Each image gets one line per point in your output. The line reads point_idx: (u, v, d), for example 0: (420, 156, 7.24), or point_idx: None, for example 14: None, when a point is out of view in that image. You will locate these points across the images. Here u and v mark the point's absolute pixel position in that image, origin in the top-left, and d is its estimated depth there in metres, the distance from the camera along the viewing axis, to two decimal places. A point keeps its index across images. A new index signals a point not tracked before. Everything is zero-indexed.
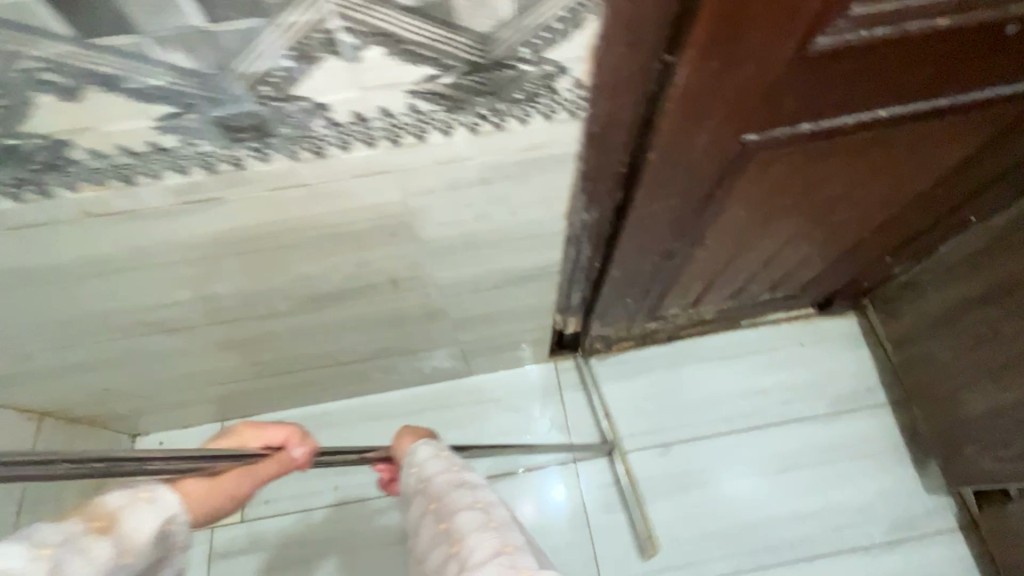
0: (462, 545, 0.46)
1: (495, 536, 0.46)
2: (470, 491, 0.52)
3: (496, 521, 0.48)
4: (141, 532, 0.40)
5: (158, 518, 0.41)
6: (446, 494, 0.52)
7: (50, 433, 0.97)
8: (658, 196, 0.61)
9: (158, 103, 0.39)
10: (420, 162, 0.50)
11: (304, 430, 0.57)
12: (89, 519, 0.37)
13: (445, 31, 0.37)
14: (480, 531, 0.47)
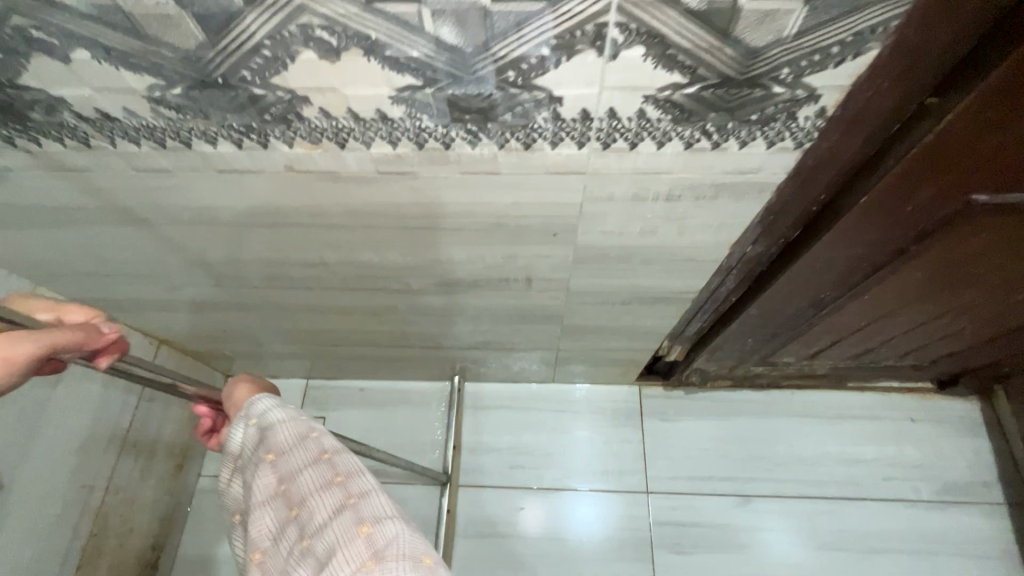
0: (303, 510, 0.41)
1: (336, 494, 0.41)
2: (312, 442, 0.45)
3: (342, 476, 0.42)
4: None
5: None
6: (287, 450, 0.44)
7: (164, 360, 1.03)
8: (844, 243, 0.57)
9: (405, 74, 0.39)
10: (618, 169, 0.48)
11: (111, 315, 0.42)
12: None
13: (716, 41, 0.35)
14: (328, 494, 0.41)
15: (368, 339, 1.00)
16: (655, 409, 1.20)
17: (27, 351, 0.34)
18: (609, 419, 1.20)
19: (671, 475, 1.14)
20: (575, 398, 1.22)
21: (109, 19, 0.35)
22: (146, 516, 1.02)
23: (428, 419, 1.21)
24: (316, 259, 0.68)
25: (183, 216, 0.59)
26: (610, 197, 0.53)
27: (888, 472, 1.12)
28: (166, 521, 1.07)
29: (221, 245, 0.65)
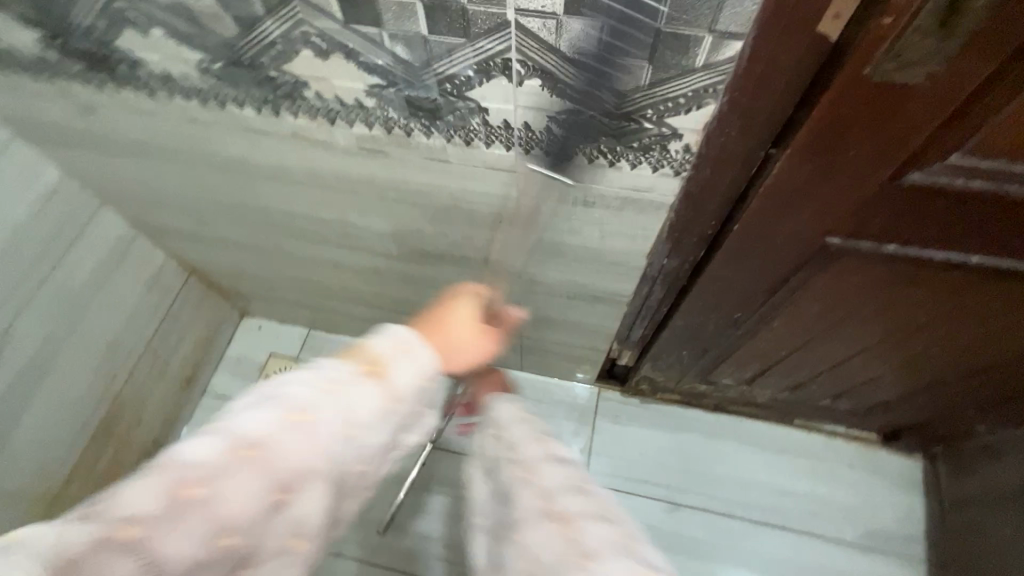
0: (553, 498, 0.48)
1: (584, 499, 0.48)
2: (540, 444, 0.53)
3: (579, 484, 0.50)
4: (403, 378, 0.50)
5: (414, 370, 0.51)
6: (535, 450, 0.53)
7: (191, 286, 1.21)
8: (736, 265, 0.67)
9: (374, 75, 0.53)
10: (539, 172, 0.61)
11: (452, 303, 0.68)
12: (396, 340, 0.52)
13: (591, 82, 0.48)
14: (568, 489, 0.49)
15: (360, 297, 1.15)
16: (610, 411, 1.30)
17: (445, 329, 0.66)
18: (566, 413, 1.30)
19: (612, 472, 1.24)
20: (539, 388, 1.33)
21: (177, 11, 0.51)
22: (153, 414, 1.20)
23: None
24: (317, 215, 0.83)
25: (218, 162, 0.75)
26: (539, 195, 0.65)
27: (816, 509, 1.18)
28: (168, 423, 1.25)
29: (245, 192, 0.82)
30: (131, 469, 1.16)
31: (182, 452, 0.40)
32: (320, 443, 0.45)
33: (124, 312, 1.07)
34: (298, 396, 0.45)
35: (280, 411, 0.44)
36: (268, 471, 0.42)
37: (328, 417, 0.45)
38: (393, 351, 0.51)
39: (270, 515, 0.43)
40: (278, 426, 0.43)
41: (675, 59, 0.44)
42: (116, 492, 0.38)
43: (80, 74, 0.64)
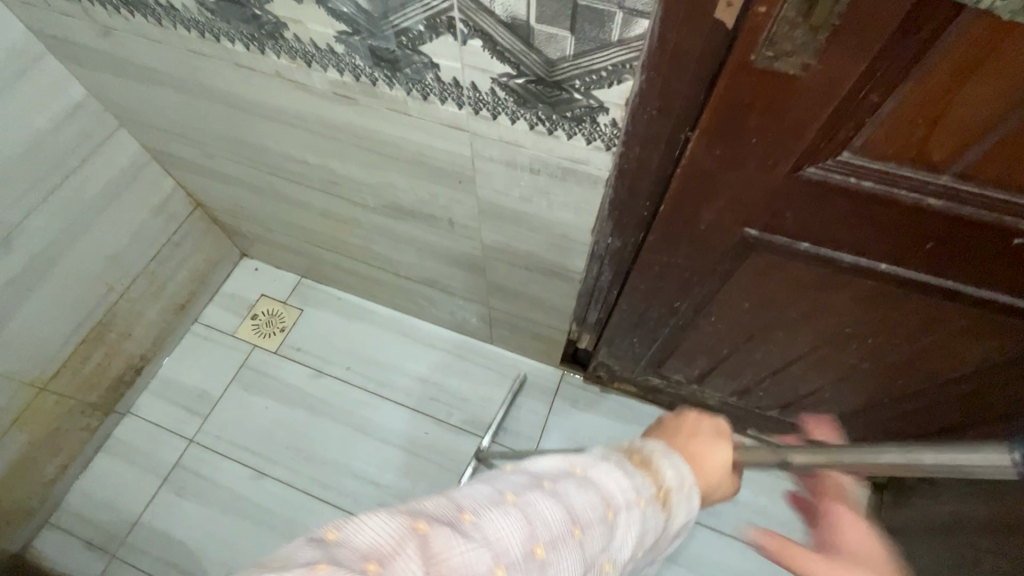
0: None
1: None
2: None
3: None
4: (684, 508, 0.46)
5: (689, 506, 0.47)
6: None
7: (195, 218, 1.30)
8: (670, 248, 0.71)
9: (342, 22, 0.59)
10: (488, 134, 0.66)
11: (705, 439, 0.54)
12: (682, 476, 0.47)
13: (525, 48, 0.52)
14: None
15: (345, 249, 1.22)
16: (569, 394, 1.34)
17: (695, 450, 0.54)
18: (527, 390, 1.35)
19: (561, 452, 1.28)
20: (506, 363, 1.38)
21: None
22: (144, 330, 1.29)
23: (381, 338, 1.42)
24: (302, 157, 0.90)
25: (216, 96, 0.82)
26: (490, 157, 0.70)
27: None
28: (157, 342, 1.34)
29: (240, 127, 0.89)
30: (117, 377, 1.26)
31: (465, 538, 0.35)
32: (600, 553, 0.39)
33: (128, 230, 1.16)
34: (578, 497, 0.40)
35: (594, 524, 0.39)
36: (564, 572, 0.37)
37: (600, 521, 0.40)
38: (680, 486, 0.46)
39: None
40: (571, 531, 0.38)
41: (593, 33, 0.48)
42: (433, 537, 0.34)
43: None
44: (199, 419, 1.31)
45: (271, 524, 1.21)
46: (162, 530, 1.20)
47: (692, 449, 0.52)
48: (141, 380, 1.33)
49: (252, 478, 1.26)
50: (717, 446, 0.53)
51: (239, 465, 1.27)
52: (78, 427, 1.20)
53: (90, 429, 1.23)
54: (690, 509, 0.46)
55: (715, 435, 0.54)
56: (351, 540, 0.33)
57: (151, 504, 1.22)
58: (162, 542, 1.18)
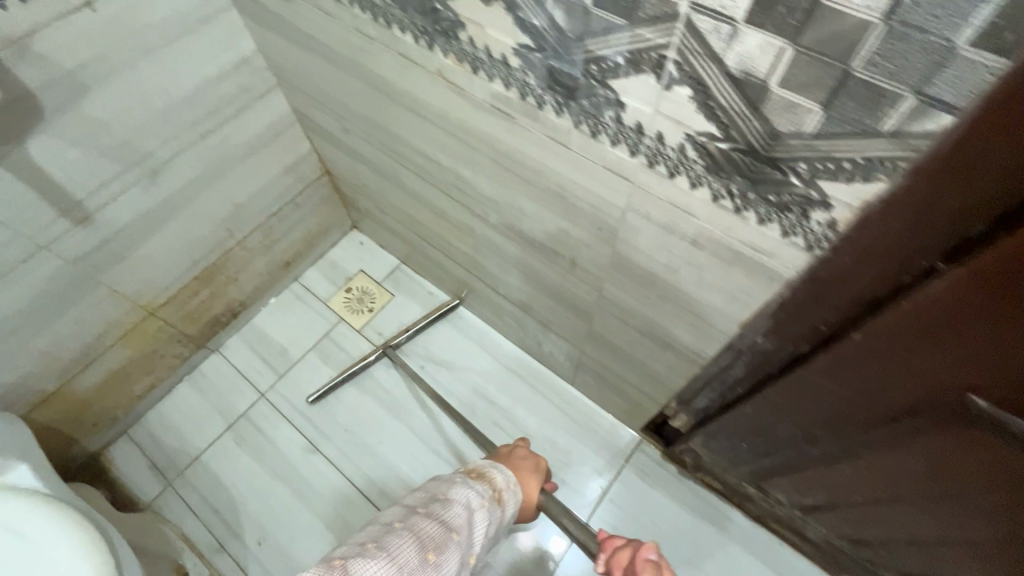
0: None
1: None
2: None
3: None
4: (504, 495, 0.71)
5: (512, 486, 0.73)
6: None
7: (319, 183, 1.33)
8: (838, 377, 0.57)
9: (527, 35, 0.51)
10: (655, 192, 0.55)
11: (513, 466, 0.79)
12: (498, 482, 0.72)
13: (747, 111, 0.41)
14: None
15: (450, 252, 1.18)
16: (641, 465, 1.21)
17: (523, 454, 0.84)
18: (596, 445, 1.24)
19: (615, 526, 1.15)
20: (580, 409, 1.28)
21: None
22: (249, 279, 1.33)
23: (460, 345, 1.37)
24: (435, 157, 0.84)
25: (371, 80, 0.79)
26: (646, 216, 0.59)
27: None
28: (257, 292, 1.38)
29: (385, 115, 0.85)
30: (215, 316, 1.31)
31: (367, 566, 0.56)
32: (454, 562, 0.61)
33: (258, 184, 1.19)
34: (452, 511, 0.64)
35: (474, 502, 0.67)
36: (449, 558, 0.61)
37: (466, 521, 0.64)
38: (506, 487, 0.72)
39: None
40: (443, 539, 0.61)
41: (858, 114, 0.36)
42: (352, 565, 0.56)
43: None
44: (274, 376, 1.34)
45: (311, 501, 1.20)
46: (216, 474, 1.23)
47: (518, 475, 0.78)
48: (235, 323, 1.38)
49: (305, 450, 1.26)
50: (530, 483, 0.78)
51: (297, 433, 1.27)
52: (170, 354, 1.26)
53: (180, 358, 1.29)
54: (513, 506, 0.73)
55: (535, 474, 0.80)
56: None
57: (214, 445, 1.26)
58: (212, 486, 1.22)
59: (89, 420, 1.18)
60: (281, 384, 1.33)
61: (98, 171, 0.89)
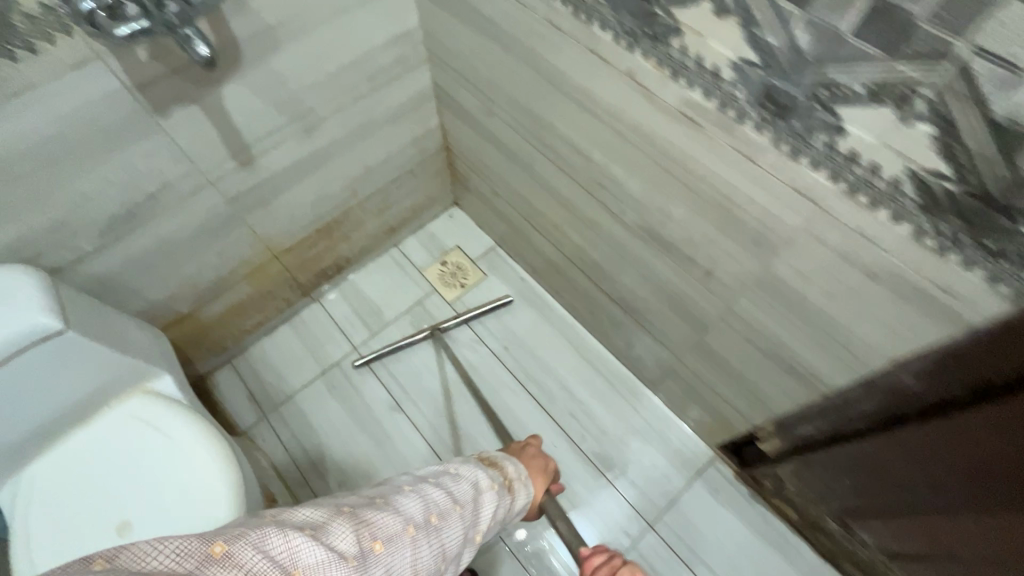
0: None
1: None
2: None
3: None
4: (518, 503, 0.72)
5: (524, 500, 0.73)
6: None
7: (437, 156, 1.38)
8: (973, 439, 0.55)
9: (755, 52, 0.53)
10: (845, 220, 0.56)
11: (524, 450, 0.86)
12: (517, 471, 0.74)
13: (995, 157, 0.42)
14: None
15: (559, 241, 1.21)
16: (712, 480, 1.22)
17: (534, 449, 0.87)
18: (669, 453, 1.25)
19: (680, 533, 1.18)
20: (660, 419, 1.29)
21: None
22: (359, 238, 1.40)
23: (545, 333, 1.40)
24: (585, 151, 0.87)
25: (544, 71, 0.82)
26: (823, 240, 0.60)
27: None
28: (363, 251, 1.45)
29: (543, 104, 0.88)
30: (324, 268, 1.39)
31: (375, 518, 0.54)
32: (454, 540, 0.60)
33: (388, 150, 1.25)
34: (461, 487, 0.64)
35: (482, 483, 0.67)
36: (451, 534, 0.60)
37: (478, 501, 0.65)
38: (519, 478, 0.74)
39: (396, 547, 0.53)
40: (450, 507, 0.61)
41: None
42: (359, 514, 0.54)
43: None
44: (366, 332, 1.41)
45: (391, 455, 1.27)
46: (307, 414, 1.32)
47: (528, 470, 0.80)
48: (338, 278, 1.46)
49: (389, 407, 1.33)
50: (535, 467, 0.81)
51: (384, 390, 1.34)
52: (281, 297, 1.34)
53: (288, 302, 1.38)
54: (524, 496, 0.73)
55: (543, 469, 0.82)
56: (287, 520, 0.50)
57: (308, 387, 1.35)
58: (302, 425, 1.30)
59: (206, 345, 1.27)
60: (373, 341, 1.41)
61: (268, 120, 0.96)
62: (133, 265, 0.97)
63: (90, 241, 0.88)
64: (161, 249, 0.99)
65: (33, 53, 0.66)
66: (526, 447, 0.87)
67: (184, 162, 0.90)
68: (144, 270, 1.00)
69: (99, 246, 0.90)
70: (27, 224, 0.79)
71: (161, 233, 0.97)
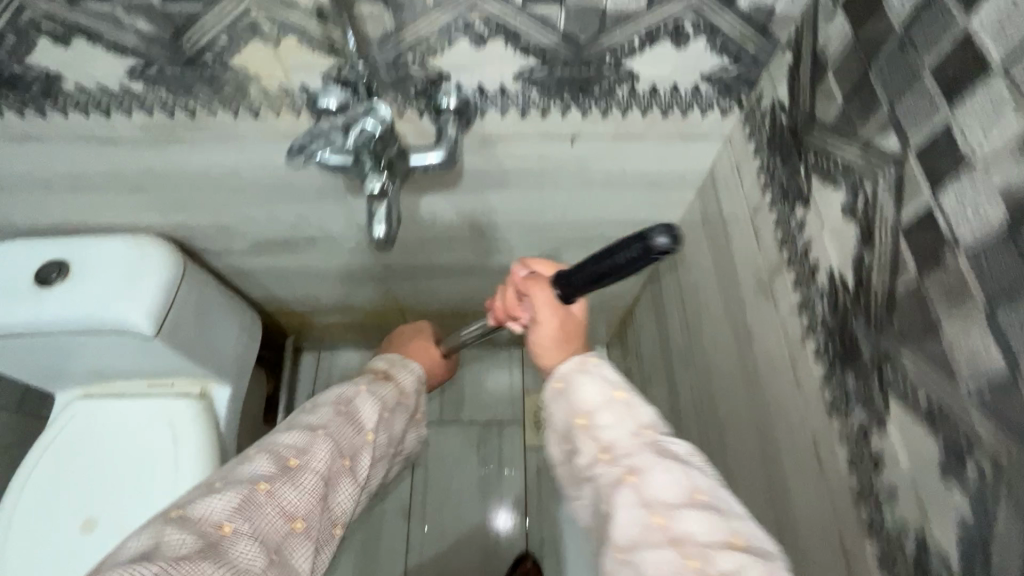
0: None
1: None
2: None
3: None
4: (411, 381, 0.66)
5: (416, 376, 0.68)
6: None
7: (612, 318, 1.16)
8: None
9: None
10: None
11: (401, 328, 0.79)
12: (390, 360, 0.68)
13: None
14: None
15: None
16: None
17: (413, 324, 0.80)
18: None
19: None
20: None
21: None
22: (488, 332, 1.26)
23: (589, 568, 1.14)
24: None
25: (768, 445, 0.55)
26: None
27: None
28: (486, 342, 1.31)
29: (742, 454, 0.62)
30: None
31: (208, 503, 0.47)
32: (326, 458, 0.53)
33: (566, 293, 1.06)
34: (318, 415, 0.56)
35: (328, 404, 0.57)
36: (320, 456, 0.52)
37: (335, 417, 0.55)
38: (398, 368, 0.67)
39: (255, 509, 0.48)
40: (310, 437, 0.53)
41: None
42: (194, 506, 0.47)
43: (813, 308, 0.47)
44: None
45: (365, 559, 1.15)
46: None
47: (409, 350, 0.73)
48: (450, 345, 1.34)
49: None
50: (421, 343, 0.75)
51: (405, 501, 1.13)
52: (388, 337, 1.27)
53: None
54: (413, 378, 0.67)
55: (419, 333, 0.77)
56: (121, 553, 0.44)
57: None
58: None
59: (305, 335, 1.26)
60: None
61: (454, 231, 0.83)
62: (270, 272, 0.95)
63: (240, 247, 0.86)
64: (300, 272, 0.95)
65: (255, 118, 0.59)
66: (406, 327, 0.79)
67: (353, 231, 0.82)
68: (277, 279, 0.97)
69: (246, 252, 0.87)
70: (193, 218, 0.78)
71: (306, 263, 0.92)
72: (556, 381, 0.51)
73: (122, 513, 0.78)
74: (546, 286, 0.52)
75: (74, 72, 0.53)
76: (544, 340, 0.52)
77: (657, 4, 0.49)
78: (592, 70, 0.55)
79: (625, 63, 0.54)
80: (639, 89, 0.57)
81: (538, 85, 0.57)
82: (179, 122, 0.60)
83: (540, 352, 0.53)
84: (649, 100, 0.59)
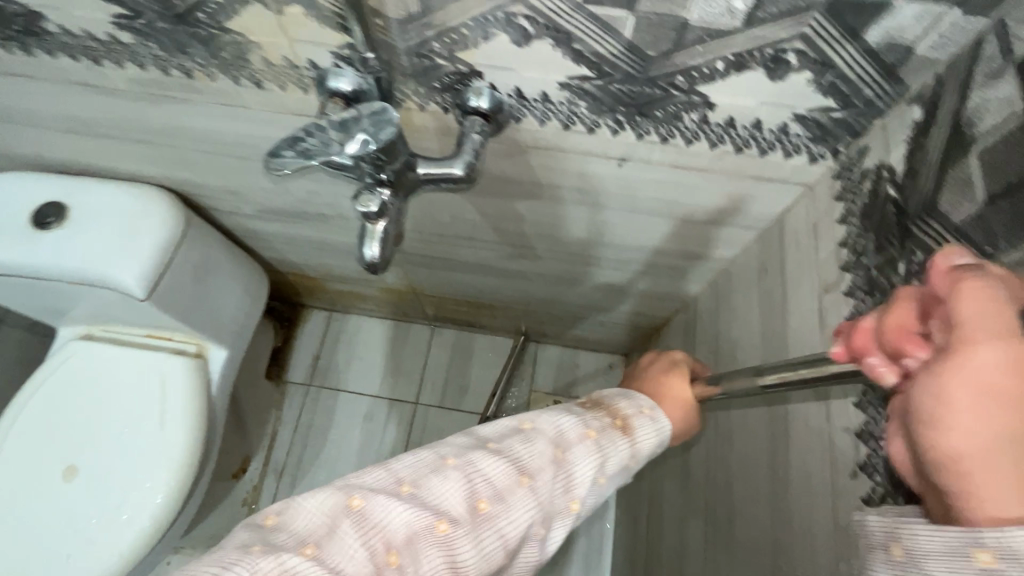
0: None
1: None
2: None
3: None
4: (646, 441, 0.44)
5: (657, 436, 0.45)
6: None
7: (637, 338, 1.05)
8: None
9: None
10: None
11: (647, 358, 0.55)
12: (640, 403, 0.46)
13: None
14: None
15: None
16: None
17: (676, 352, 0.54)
18: None
19: None
20: None
21: None
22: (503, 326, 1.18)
23: None
24: None
25: (782, 566, 0.49)
26: None
27: None
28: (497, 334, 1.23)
29: (750, 544, 0.55)
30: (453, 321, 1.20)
31: (383, 509, 0.33)
32: (523, 526, 0.36)
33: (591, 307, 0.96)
34: (532, 451, 0.38)
35: (546, 439, 0.39)
36: (514, 519, 0.36)
37: (551, 466, 0.38)
38: (638, 412, 0.45)
39: (427, 541, 0.33)
40: (514, 483, 0.37)
41: None
42: (370, 507, 0.33)
43: (877, 443, 0.39)
44: None
45: None
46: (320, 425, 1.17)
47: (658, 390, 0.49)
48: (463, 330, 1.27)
49: None
50: (678, 383, 0.49)
51: None
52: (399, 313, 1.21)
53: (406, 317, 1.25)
54: (656, 440, 0.45)
55: (670, 364, 0.51)
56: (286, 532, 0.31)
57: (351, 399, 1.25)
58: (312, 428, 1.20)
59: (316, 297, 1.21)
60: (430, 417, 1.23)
61: (477, 230, 0.74)
62: (280, 238, 0.89)
63: (250, 211, 0.80)
64: (311, 243, 0.89)
65: (258, 87, 0.51)
66: (656, 356, 0.54)
67: None
68: (288, 245, 0.91)
69: (256, 215, 0.81)
70: (199, 176, 0.72)
71: (317, 236, 0.85)
72: (980, 554, 0.24)
73: (100, 464, 0.78)
74: (1000, 305, 0.24)
75: (58, 13, 0.46)
76: (973, 431, 0.23)
77: (756, 25, 0.37)
78: (657, 90, 0.44)
79: (701, 87, 0.43)
80: (712, 120, 0.46)
81: (588, 98, 0.46)
82: (176, 80, 0.52)
83: (963, 467, 0.24)
84: (723, 133, 0.48)
